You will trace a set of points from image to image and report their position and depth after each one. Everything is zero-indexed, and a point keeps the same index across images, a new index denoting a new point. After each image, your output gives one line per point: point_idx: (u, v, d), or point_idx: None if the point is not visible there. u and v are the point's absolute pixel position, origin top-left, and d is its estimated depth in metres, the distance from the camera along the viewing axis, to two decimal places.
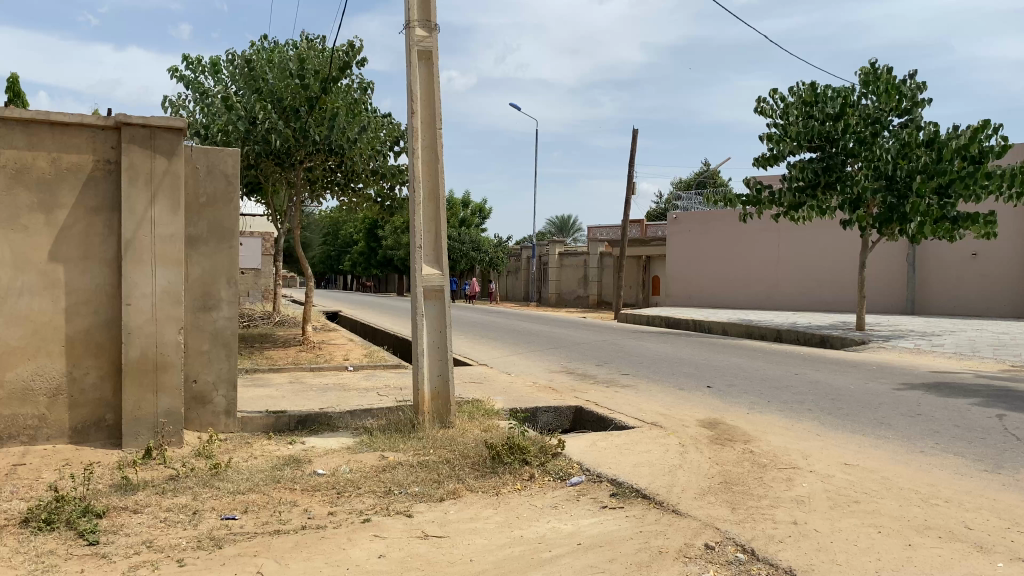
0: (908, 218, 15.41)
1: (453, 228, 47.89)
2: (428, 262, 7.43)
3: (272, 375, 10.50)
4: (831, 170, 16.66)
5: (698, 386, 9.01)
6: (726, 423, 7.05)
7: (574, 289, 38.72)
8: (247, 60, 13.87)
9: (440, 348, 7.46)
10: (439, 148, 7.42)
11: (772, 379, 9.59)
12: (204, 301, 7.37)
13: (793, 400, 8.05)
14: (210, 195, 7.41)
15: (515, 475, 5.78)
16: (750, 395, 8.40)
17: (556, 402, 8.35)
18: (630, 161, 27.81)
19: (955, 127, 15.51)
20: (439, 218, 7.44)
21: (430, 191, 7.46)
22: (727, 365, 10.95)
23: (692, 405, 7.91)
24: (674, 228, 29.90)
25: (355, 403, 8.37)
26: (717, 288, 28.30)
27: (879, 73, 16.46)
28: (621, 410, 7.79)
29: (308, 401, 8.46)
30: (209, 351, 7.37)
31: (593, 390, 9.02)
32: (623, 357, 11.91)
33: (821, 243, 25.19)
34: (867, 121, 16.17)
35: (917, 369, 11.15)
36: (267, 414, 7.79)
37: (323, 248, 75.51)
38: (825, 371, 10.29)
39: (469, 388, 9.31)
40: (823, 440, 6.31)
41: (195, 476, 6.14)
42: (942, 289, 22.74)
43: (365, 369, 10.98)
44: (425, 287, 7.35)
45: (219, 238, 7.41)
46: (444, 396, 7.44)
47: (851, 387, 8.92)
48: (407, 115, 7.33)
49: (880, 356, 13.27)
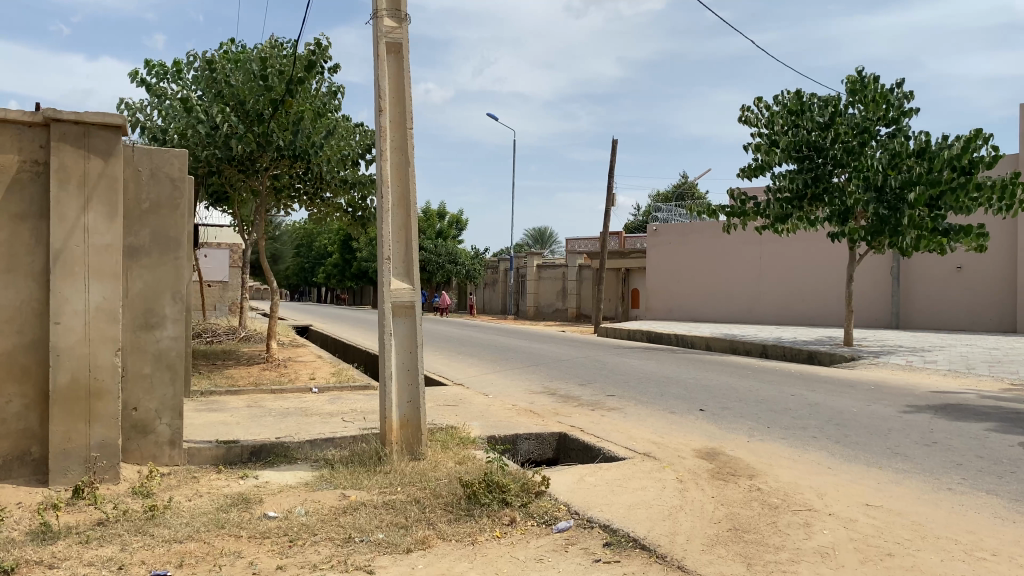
0: (902, 231, 14.92)
1: (430, 239, 47.20)
2: (397, 275, 6.72)
3: (229, 397, 9.72)
4: (818, 181, 16.15)
5: (690, 410, 8.35)
6: (726, 455, 6.39)
7: (552, 302, 38.13)
8: (208, 61, 13.14)
9: (411, 371, 6.73)
10: (410, 150, 6.73)
11: (767, 400, 8.97)
12: (147, 318, 6.62)
13: (796, 426, 7.41)
14: (154, 201, 6.66)
15: (494, 519, 5.06)
16: (746, 420, 7.75)
17: (538, 429, 7.66)
18: (609, 172, 27.25)
19: (946, 137, 15.09)
20: (409, 226, 6.74)
21: (399, 197, 6.76)
22: (719, 385, 10.30)
23: (687, 432, 7.23)
24: (654, 240, 29.40)
25: (316, 431, 7.61)
26: (699, 301, 27.80)
27: (866, 81, 16.01)
28: (609, 438, 7.11)
29: (265, 430, 7.69)
30: (151, 375, 6.60)
31: (578, 414, 8.34)
32: (608, 376, 11.22)
33: (805, 255, 24.74)
34: (855, 130, 15.70)
35: (917, 388, 10.57)
36: (217, 444, 7.01)
37: (297, 259, 74.37)
38: (822, 392, 9.66)
39: (443, 412, 8.59)
40: (837, 475, 5.65)
41: (128, 521, 5.36)
42: (927, 303, 22.35)
43: (332, 391, 10.23)
44: (394, 303, 6.65)
45: (162, 248, 6.68)
46: (414, 424, 6.71)
47: (853, 410, 8.31)
48: (375, 113, 6.66)
49: (874, 374, 12.70)
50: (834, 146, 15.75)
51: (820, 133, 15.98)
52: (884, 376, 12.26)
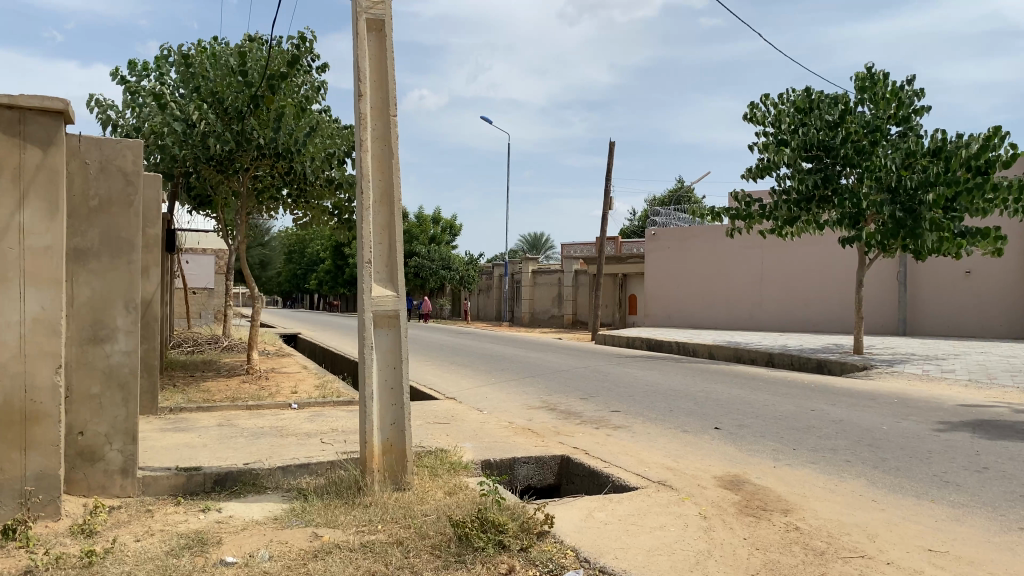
0: (921, 234, 14.28)
1: (423, 245, 46.46)
2: (380, 281, 5.96)
3: (200, 415, 8.92)
4: (828, 182, 15.47)
5: (705, 429, 7.60)
6: (752, 483, 5.63)
7: (548, 308, 37.41)
8: (185, 55, 12.40)
9: (395, 389, 5.95)
10: (394, 140, 5.99)
11: (785, 416, 8.22)
12: (95, 331, 5.83)
13: (825, 448, 6.65)
14: (103, 197, 5.89)
15: (488, 567, 4.28)
16: (768, 441, 7.00)
17: (538, 452, 6.90)
18: (607, 175, 26.52)
19: (962, 136, 14.41)
20: (393, 224, 5.97)
21: (381, 193, 6.00)
22: (732, 399, 9.53)
23: (705, 456, 6.47)
24: (652, 245, 28.65)
25: (290, 454, 6.82)
26: (699, 308, 27.08)
27: (877, 78, 15.32)
28: (618, 463, 6.36)
29: (233, 454, 6.89)
30: (100, 396, 5.82)
31: (581, 434, 7.58)
32: (611, 389, 10.46)
33: (809, 260, 24.06)
34: (866, 129, 15.04)
35: (943, 401, 9.83)
36: (176, 472, 6.21)
37: (290, 265, 73.62)
38: (845, 406, 8.91)
39: (433, 432, 7.82)
40: (886, 510, 4.89)
41: (60, 570, 4.56)
42: (934, 309, 21.67)
43: (312, 407, 9.44)
44: (376, 312, 5.88)
45: (114, 251, 5.88)
46: (399, 449, 5.94)
47: (883, 427, 7.56)
48: (354, 98, 5.91)
49: (891, 385, 11.97)
50: (844, 146, 15.07)
51: (830, 132, 15.31)
52: (903, 388, 11.52)
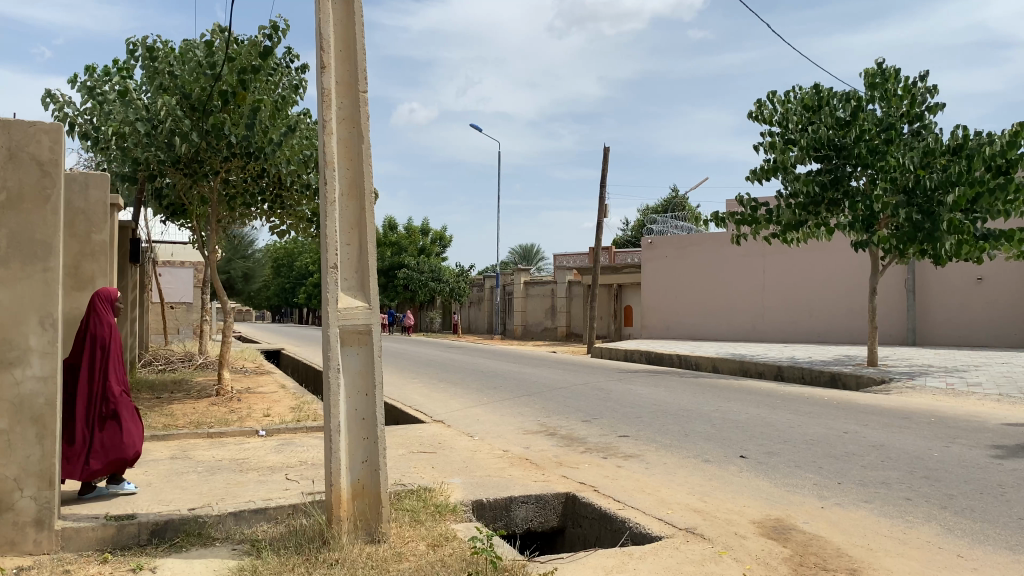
0: (941, 237, 13.36)
1: (413, 257, 45.48)
2: (348, 289, 4.96)
3: (153, 445, 7.87)
4: (838, 184, 14.59)
5: (729, 458, 6.63)
6: (801, 530, 4.65)
7: (541, 320, 36.44)
8: (149, 49, 11.38)
9: (367, 421, 4.94)
10: (363, 121, 5.01)
11: (817, 440, 7.25)
12: (4, 353, 4.82)
13: (875, 482, 5.69)
14: (13, 191, 4.85)
15: None
16: (805, 473, 6.02)
17: (539, 489, 5.89)
18: (601, 182, 25.56)
19: (981, 132, 13.57)
20: (363, 221, 4.99)
21: (350, 184, 5.01)
22: (752, 421, 8.54)
23: (738, 494, 5.48)
24: (649, 254, 27.68)
25: (248, 495, 5.79)
26: (698, 319, 26.15)
27: (888, 74, 14.45)
28: (634, 505, 5.37)
29: (181, 494, 5.85)
30: (8, 432, 4.82)
31: (587, 466, 6.59)
32: (615, 409, 9.46)
33: (814, 269, 23.16)
34: (880, 128, 14.20)
35: (985, 419, 8.87)
36: (107, 520, 5.15)
37: (278, 279, 72.48)
38: (880, 428, 7.93)
39: (418, 464, 6.81)
40: (980, 571, 3.90)
41: None
42: (945, 318, 20.77)
43: (283, 435, 8.41)
44: (344, 327, 4.88)
45: (26, 256, 4.84)
46: (372, 493, 4.93)
47: (934, 453, 6.59)
48: (317, 71, 4.95)
49: (917, 400, 11.03)
50: (856, 145, 14.22)
51: (840, 130, 14.45)
52: (933, 404, 10.57)
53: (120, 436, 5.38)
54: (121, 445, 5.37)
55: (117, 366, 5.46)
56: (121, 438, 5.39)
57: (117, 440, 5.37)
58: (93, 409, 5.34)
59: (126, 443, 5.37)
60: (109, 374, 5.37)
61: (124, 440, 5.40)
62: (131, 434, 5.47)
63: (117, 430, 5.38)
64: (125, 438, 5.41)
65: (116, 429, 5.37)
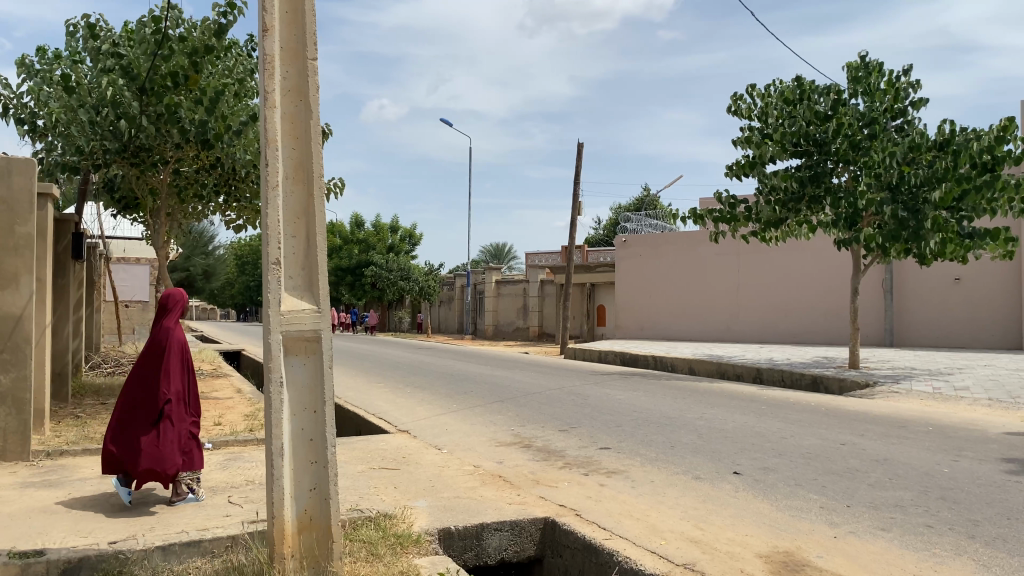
0: (926, 235, 12.92)
1: (381, 255, 44.64)
2: (293, 289, 4.27)
3: (84, 460, 7.08)
4: (819, 181, 14.05)
5: (722, 475, 6.04)
6: (815, 566, 4.06)
7: (512, 320, 35.84)
8: (90, 28, 10.50)
9: (315, 443, 4.26)
10: (312, 93, 4.33)
11: (814, 454, 6.70)
12: None
13: (889, 504, 5.12)
14: None
15: None
16: (808, 494, 5.44)
17: (513, 513, 5.23)
18: (575, 178, 24.93)
19: (968, 128, 13.14)
20: (312, 210, 4.30)
21: (297, 167, 4.32)
22: (740, 430, 7.98)
23: (738, 521, 4.87)
24: (622, 252, 27.16)
25: (181, 522, 5.06)
26: (672, 319, 25.68)
27: (871, 68, 13.99)
28: (623, 534, 4.74)
29: (103, 523, 5.10)
30: None
31: (566, 484, 5.96)
32: (593, 417, 8.85)
33: (790, 268, 22.79)
34: (862, 122, 13.69)
35: (985, 427, 8.39)
36: (9, 557, 4.38)
37: (244, 277, 71.11)
38: (877, 439, 7.42)
39: (378, 484, 6.13)
40: None
41: None
42: (922, 319, 20.47)
43: (232, 448, 7.67)
44: (288, 334, 4.20)
45: None
46: (320, 526, 4.24)
47: (942, 468, 6.06)
48: (260, 36, 4.26)
49: (906, 406, 10.57)
50: (837, 140, 13.68)
51: (819, 124, 13.86)
52: (923, 410, 10.10)
53: (159, 447, 5.36)
54: (160, 456, 5.35)
55: (177, 375, 5.45)
56: (161, 449, 5.36)
57: (156, 451, 5.35)
58: (143, 415, 5.39)
59: (160, 454, 5.33)
60: (163, 382, 5.37)
61: (165, 451, 5.37)
62: (172, 447, 5.40)
63: (159, 441, 5.36)
64: (165, 450, 5.37)
65: (158, 438, 5.36)
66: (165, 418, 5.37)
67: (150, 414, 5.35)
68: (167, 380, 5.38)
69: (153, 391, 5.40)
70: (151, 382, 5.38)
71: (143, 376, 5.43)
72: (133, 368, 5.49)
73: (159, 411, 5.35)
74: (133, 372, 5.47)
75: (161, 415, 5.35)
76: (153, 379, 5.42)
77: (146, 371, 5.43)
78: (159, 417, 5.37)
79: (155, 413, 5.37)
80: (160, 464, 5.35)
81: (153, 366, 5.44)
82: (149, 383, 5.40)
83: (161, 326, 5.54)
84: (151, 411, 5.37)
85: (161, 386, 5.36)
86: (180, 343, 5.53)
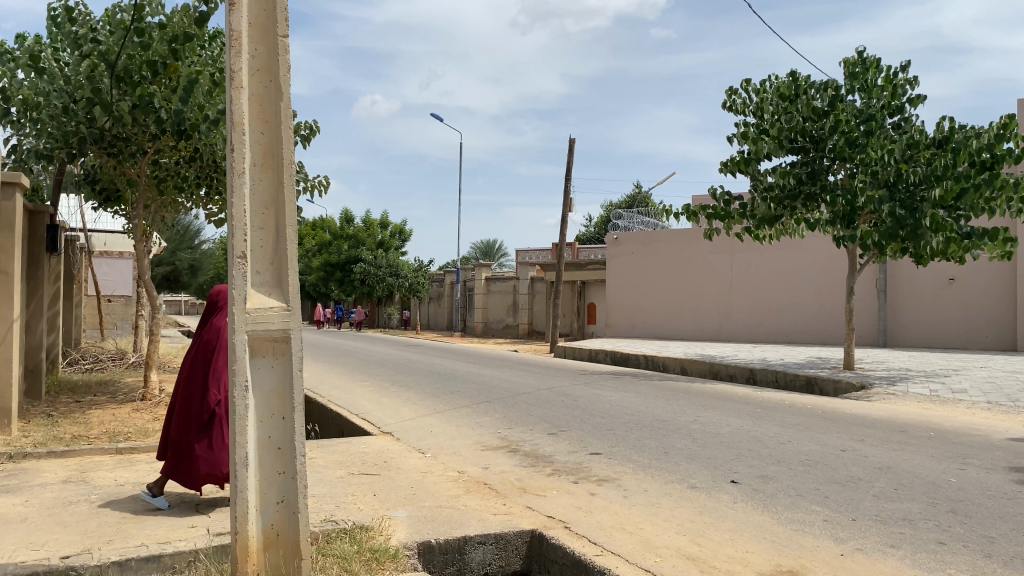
0: (924, 234, 12.63)
1: (370, 251, 44.20)
2: (260, 285, 3.94)
3: (47, 464, 6.71)
4: (815, 178, 13.77)
5: (719, 484, 5.73)
6: None
7: (502, 317, 35.51)
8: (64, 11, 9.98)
9: (284, 452, 3.93)
10: (281, 73, 3.99)
11: (814, 461, 6.40)
12: None
13: (898, 518, 4.82)
14: None
15: None
16: (811, 506, 5.13)
17: (497, 525, 4.90)
18: (566, 174, 24.61)
19: (968, 126, 12.89)
20: (281, 199, 3.97)
21: (265, 153, 3.98)
22: (737, 434, 7.69)
23: (737, 536, 4.57)
24: (614, 250, 26.85)
25: (142, 535, 4.71)
26: (664, 318, 25.41)
27: (869, 64, 13.73)
28: (615, 550, 4.43)
29: (58, 535, 4.74)
30: None
31: (555, 493, 5.64)
32: (584, 420, 8.55)
33: (783, 267, 22.56)
34: (859, 119, 13.43)
35: (987, 433, 8.12)
36: None
37: None
38: (878, 445, 7.15)
39: (358, 491, 5.80)
40: None
41: None
42: (916, 319, 20.25)
43: None
44: (254, 333, 3.87)
45: None
46: (289, 542, 3.93)
47: (949, 479, 5.78)
48: (226, 10, 3.94)
49: (903, 409, 10.31)
50: (833, 136, 13.41)
51: (816, 121, 13.62)
52: (923, 414, 9.84)
53: (212, 451, 5.11)
54: (216, 461, 5.12)
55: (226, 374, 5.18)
56: (214, 452, 5.12)
57: (212, 456, 5.12)
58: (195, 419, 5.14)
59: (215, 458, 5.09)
60: (213, 383, 5.11)
61: (221, 455, 5.13)
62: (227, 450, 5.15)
63: (212, 445, 5.11)
64: (221, 453, 5.14)
65: (211, 442, 5.12)
66: (218, 421, 5.11)
67: (202, 417, 5.10)
68: (216, 380, 5.13)
69: (202, 393, 5.13)
70: (200, 384, 5.12)
71: (190, 379, 5.17)
72: (184, 371, 5.25)
73: (210, 414, 5.10)
74: (184, 375, 5.23)
75: (213, 418, 5.10)
76: (202, 380, 5.16)
77: (194, 374, 5.18)
78: (211, 420, 5.11)
79: (205, 416, 5.12)
80: (217, 468, 5.13)
81: (201, 366, 5.18)
82: (196, 386, 5.13)
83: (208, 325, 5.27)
84: (201, 414, 5.11)
85: (210, 388, 5.09)
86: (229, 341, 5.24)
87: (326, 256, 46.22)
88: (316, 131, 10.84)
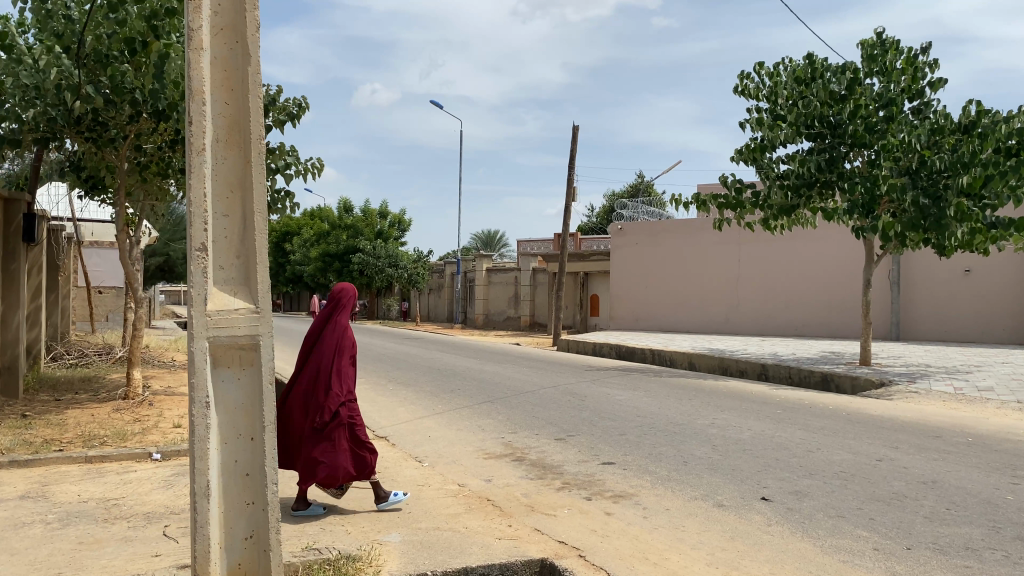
0: (948, 225, 11.98)
1: (369, 242, 43.59)
2: (223, 283, 3.35)
3: (8, 475, 6.11)
4: (833, 165, 13.16)
5: (749, 503, 5.13)
6: None
7: (503, 309, 34.92)
8: None
9: (254, 480, 3.35)
10: (249, 31, 3.38)
11: (850, 474, 5.82)
12: None
13: (960, 547, 4.23)
14: None
15: None
16: (856, 531, 4.53)
17: (500, 553, 4.30)
18: (569, 163, 23.93)
19: (995, 111, 12.24)
20: (249, 181, 3.37)
21: (231, 129, 3.37)
22: (759, 440, 7.11)
23: (778, 571, 3.96)
24: (618, 240, 26.25)
25: (96, 567, 4.11)
26: (670, 311, 24.80)
27: (888, 46, 13.07)
28: None
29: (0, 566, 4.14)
30: None
31: (565, 513, 5.04)
32: (593, 423, 7.96)
33: (793, 258, 21.95)
34: (878, 104, 12.81)
35: None
36: None
37: None
38: (916, 453, 6.57)
39: (348, 509, 5.21)
40: None
41: None
42: (930, 312, 19.66)
43: (181, 462, 6.70)
44: (217, 341, 3.28)
45: None
46: None
47: (1005, 496, 5.19)
48: None
49: (930, 410, 9.72)
50: (851, 122, 12.76)
51: (835, 106, 13.01)
52: (952, 415, 9.25)
53: (336, 455, 4.95)
54: (336, 464, 4.94)
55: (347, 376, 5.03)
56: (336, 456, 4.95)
57: (331, 458, 4.93)
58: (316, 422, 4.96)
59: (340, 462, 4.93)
60: (335, 384, 4.96)
61: (340, 459, 4.96)
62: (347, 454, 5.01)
63: (332, 447, 4.94)
64: (340, 458, 4.98)
65: (331, 444, 4.94)
66: (339, 422, 4.95)
67: (321, 418, 4.92)
68: (339, 381, 4.98)
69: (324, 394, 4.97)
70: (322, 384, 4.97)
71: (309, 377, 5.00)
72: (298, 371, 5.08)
73: (332, 414, 4.93)
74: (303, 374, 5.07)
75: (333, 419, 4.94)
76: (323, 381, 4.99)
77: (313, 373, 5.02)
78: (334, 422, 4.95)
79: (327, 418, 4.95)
80: (335, 471, 4.94)
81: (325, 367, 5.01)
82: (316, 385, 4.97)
83: (328, 328, 5.11)
84: (323, 416, 4.94)
85: (333, 388, 4.95)
86: (352, 344, 5.11)
87: (325, 246, 45.61)
88: (306, 109, 10.22)
